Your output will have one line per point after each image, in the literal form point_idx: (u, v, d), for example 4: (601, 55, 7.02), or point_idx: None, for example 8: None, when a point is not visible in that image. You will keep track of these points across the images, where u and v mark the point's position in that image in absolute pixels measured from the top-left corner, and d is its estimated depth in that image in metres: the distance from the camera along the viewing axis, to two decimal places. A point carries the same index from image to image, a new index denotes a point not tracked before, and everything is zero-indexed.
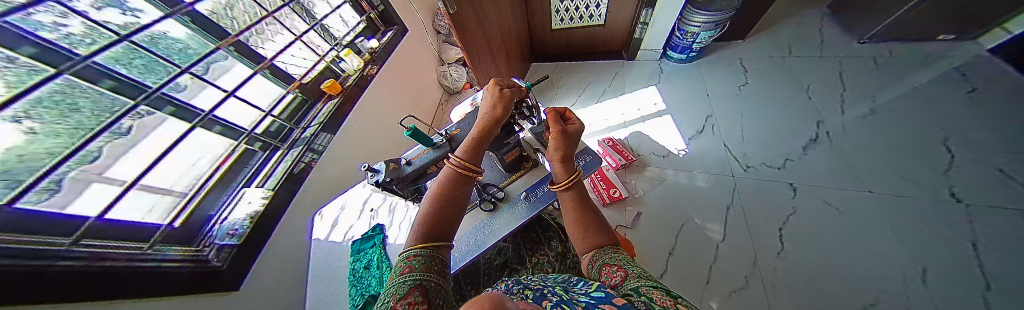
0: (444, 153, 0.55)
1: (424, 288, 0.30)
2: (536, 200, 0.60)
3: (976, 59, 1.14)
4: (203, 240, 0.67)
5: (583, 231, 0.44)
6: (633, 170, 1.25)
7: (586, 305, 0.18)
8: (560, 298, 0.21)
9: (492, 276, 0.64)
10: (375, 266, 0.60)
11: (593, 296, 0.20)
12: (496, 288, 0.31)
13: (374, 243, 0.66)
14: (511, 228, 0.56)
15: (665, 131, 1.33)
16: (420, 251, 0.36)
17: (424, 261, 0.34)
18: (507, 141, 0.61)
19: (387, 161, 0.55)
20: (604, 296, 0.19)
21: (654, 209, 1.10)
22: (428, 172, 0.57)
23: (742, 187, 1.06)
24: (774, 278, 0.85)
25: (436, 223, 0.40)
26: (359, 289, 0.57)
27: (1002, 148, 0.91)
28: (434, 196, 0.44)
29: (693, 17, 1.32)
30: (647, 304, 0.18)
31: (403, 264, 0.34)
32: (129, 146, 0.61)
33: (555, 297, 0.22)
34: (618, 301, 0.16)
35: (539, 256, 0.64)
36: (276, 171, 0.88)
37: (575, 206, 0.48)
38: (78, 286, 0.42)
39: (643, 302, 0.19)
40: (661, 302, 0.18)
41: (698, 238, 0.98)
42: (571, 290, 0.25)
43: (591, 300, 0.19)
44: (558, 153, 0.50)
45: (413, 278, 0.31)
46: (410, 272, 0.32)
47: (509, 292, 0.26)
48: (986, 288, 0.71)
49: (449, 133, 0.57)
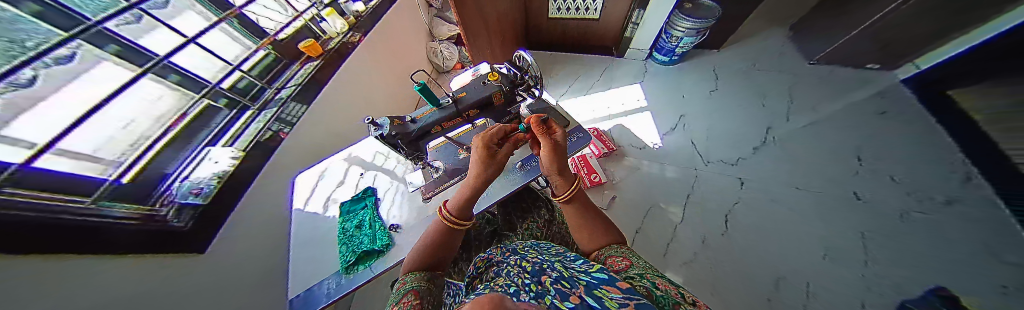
0: (449, 114, 0.57)
1: (416, 292, 0.38)
2: (531, 168, 0.64)
3: (892, 85, 1.38)
4: (160, 199, 0.61)
5: (590, 232, 0.48)
6: (613, 158, 1.34)
7: (589, 283, 0.24)
8: (562, 275, 0.29)
9: (483, 242, 0.68)
10: (366, 226, 0.61)
11: (593, 276, 0.26)
12: (505, 272, 0.38)
13: (365, 205, 0.67)
14: (506, 191, 0.60)
15: (645, 126, 1.43)
16: (411, 278, 0.41)
17: (416, 279, 0.41)
18: (507, 111, 0.68)
19: (391, 117, 0.55)
20: (604, 277, 0.25)
21: (629, 193, 1.21)
22: (431, 132, 0.60)
23: (701, 178, 1.21)
24: (718, 253, 1.01)
25: (427, 256, 0.46)
26: (350, 246, 0.57)
27: (896, 159, 1.14)
28: (427, 239, 0.48)
29: (680, 22, 1.40)
30: (648, 289, 0.23)
31: (398, 288, 0.40)
32: (40, 99, 0.46)
33: (558, 274, 0.29)
34: (619, 284, 0.22)
35: (529, 223, 0.68)
36: (247, 131, 0.83)
37: (577, 215, 0.52)
38: (32, 229, 0.38)
39: (645, 287, 0.24)
40: (660, 286, 0.23)
41: (662, 219, 1.11)
42: (570, 267, 0.32)
43: (592, 279, 0.25)
44: (552, 167, 0.53)
45: (409, 288, 0.39)
46: (406, 287, 0.39)
47: (517, 273, 0.35)
48: (865, 263, 0.91)
49: (455, 95, 0.59)
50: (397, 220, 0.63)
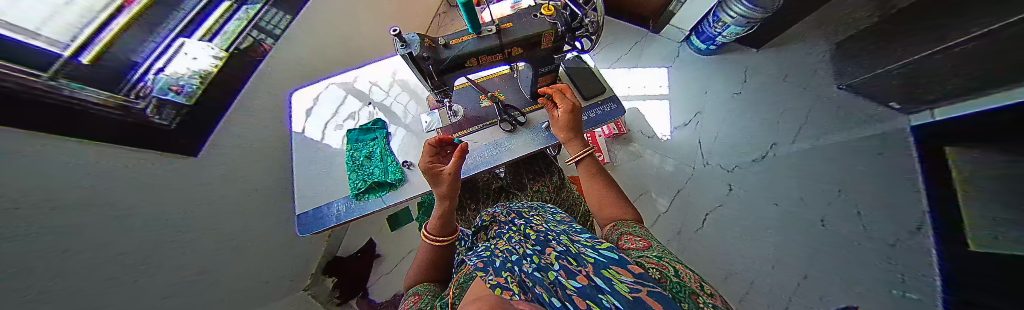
0: (493, 45, 0.49)
1: (422, 295, 0.42)
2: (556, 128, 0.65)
3: None
4: (131, 89, 0.52)
5: (605, 204, 0.51)
6: (620, 141, 1.37)
7: (598, 263, 0.26)
8: (567, 248, 0.32)
9: (490, 197, 0.73)
10: (377, 157, 0.65)
11: (601, 253, 0.28)
12: (509, 229, 0.41)
13: (374, 137, 0.70)
14: (527, 149, 0.62)
15: (659, 114, 1.41)
16: (420, 286, 0.45)
17: (424, 288, 0.44)
18: (552, 59, 0.60)
19: (421, 35, 0.47)
20: (611, 255, 0.27)
21: (624, 177, 1.28)
22: (466, 65, 0.53)
23: (693, 178, 1.26)
24: (683, 244, 1.15)
25: (428, 268, 0.49)
26: (360, 174, 0.63)
27: None
28: (423, 254, 0.51)
29: (732, 6, 1.19)
30: (660, 275, 0.26)
31: (409, 295, 0.43)
32: None
33: (563, 246, 0.32)
34: (630, 268, 0.24)
35: (540, 185, 0.71)
36: (225, 29, 0.71)
37: (591, 180, 0.55)
38: (36, 118, 0.36)
39: (654, 271, 0.27)
40: (676, 276, 0.26)
41: (647, 206, 1.22)
42: (577, 240, 0.35)
43: (600, 257, 0.27)
44: (563, 135, 0.57)
45: (420, 290, 0.43)
46: (416, 293, 0.42)
47: (514, 238, 0.38)
48: None
49: (499, 23, 0.50)
50: (409, 157, 0.67)
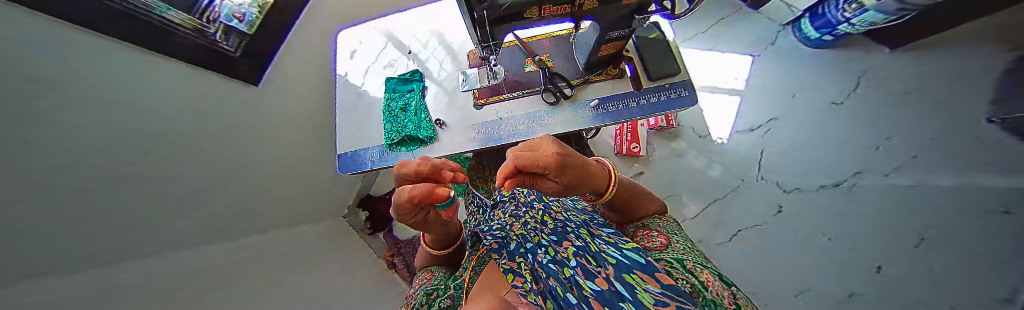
0: None
1: (433, 273, 0.43)
2: (603, 112, 0.60)
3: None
4: (208, 12, 0.58)
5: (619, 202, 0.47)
6: (663, 135, 1.26)
7: (619, 264, 0.23)
8: (584, 244, 0.29)
9: None
10: (413, 110, 0.66)
11: (623, 253, 0.25)
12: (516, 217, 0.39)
13: (412, 89, 0.69)
14: (563, 127, 0.60)
15: (720, 113, 1.21)
16: (434, 267, 0.46)
17: (439, 268, 0.46)
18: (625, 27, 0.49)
19: None
20: (636, 255, 0.24)
21: (657, 175, 1.21)
22: (524, 15, 0.45)
23: (741, 190, 1.10)
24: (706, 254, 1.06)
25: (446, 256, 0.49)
26: (395, 126, 0.65)
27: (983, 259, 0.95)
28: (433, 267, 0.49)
29: None
30: (693, 284, 0.21)
31: (425, 271, 0.45)
32: None
33: (580, 242, 0.29)
34: (659, 274, 0.20)
35: None
36: None
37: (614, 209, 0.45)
38: (125, 28, 0.43)
39: (687, 281, 0.21)
40: (713, 289, 0.21)
41: (674, 209, 1.15)
42: (598, 235, 0.32)
43: (620, 256, 0.24)
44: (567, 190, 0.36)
45: (432, 268, 0.46)
46: (429, 273, 0.44)
47: (529, 226, 0.35)
48: None
49: None
50: (442, 116, 0.66)
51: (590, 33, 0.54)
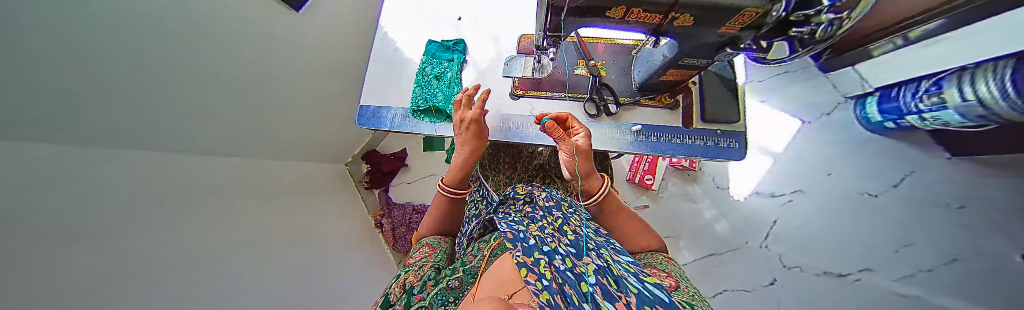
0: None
1: (432, 247, 0.45)
2: (642, 139, 0.57)
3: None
4: None
5: (628, 231, 0.47)
6: (684, 177, 1.21)
7: (641, 294, 0.19)
8: (600, 262, 0.25)
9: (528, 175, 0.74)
10: (447, 81, 0.64)
11: (649, 288, 0.20)
12: (533, 220, 0.36)
13: (451, 59, 0.67)
14: (597, 143, 0.58)
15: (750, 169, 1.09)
16: (433, 239, 0.48)
17: (438, 243, 0.48)
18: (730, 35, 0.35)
19: None
20: (662, 294, 0.19)
21: (665, 212, 1.18)
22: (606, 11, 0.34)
23: (743, 252, 1.07)
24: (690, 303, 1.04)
25: (447, 223, 0.52)
26: (426, 92, 0.64)
27: None
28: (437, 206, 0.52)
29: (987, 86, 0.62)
30: None
31: (426, 242, 0.47)
32: None
33: (598, 260, 0.25)
34: None
35: None
36: None
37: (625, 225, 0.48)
38: None
39: None
40: None
41: (669, 250, 1.13)
42: (617, 262, 0.28)
43: (644, 289, 0.20)
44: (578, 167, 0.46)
45: (432, 239, 0.48)
46: (430, 245, 0.46)
47: (543, 229, 0.32)
48: None
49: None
50: None
51: (665, 49, 0.46)
